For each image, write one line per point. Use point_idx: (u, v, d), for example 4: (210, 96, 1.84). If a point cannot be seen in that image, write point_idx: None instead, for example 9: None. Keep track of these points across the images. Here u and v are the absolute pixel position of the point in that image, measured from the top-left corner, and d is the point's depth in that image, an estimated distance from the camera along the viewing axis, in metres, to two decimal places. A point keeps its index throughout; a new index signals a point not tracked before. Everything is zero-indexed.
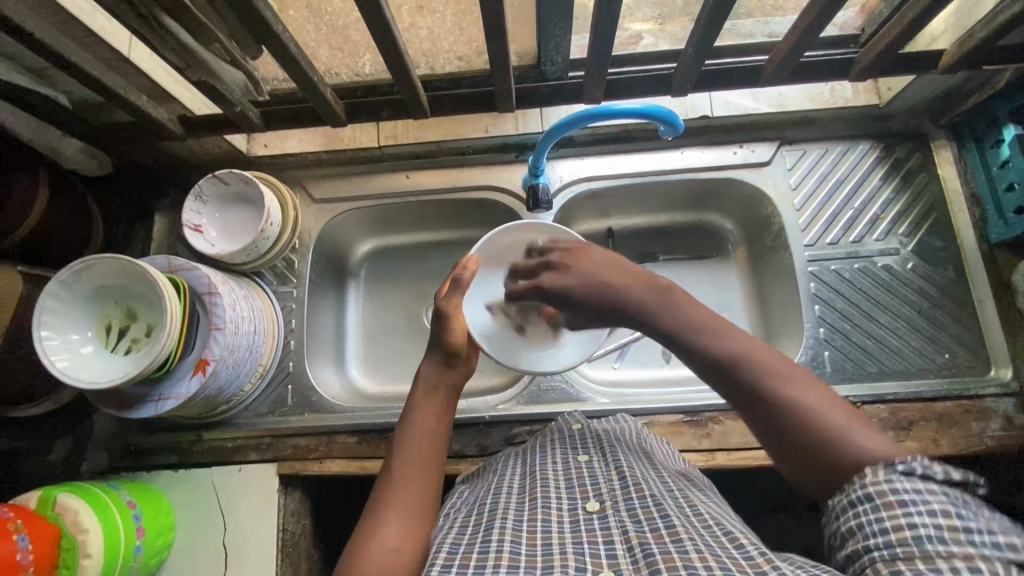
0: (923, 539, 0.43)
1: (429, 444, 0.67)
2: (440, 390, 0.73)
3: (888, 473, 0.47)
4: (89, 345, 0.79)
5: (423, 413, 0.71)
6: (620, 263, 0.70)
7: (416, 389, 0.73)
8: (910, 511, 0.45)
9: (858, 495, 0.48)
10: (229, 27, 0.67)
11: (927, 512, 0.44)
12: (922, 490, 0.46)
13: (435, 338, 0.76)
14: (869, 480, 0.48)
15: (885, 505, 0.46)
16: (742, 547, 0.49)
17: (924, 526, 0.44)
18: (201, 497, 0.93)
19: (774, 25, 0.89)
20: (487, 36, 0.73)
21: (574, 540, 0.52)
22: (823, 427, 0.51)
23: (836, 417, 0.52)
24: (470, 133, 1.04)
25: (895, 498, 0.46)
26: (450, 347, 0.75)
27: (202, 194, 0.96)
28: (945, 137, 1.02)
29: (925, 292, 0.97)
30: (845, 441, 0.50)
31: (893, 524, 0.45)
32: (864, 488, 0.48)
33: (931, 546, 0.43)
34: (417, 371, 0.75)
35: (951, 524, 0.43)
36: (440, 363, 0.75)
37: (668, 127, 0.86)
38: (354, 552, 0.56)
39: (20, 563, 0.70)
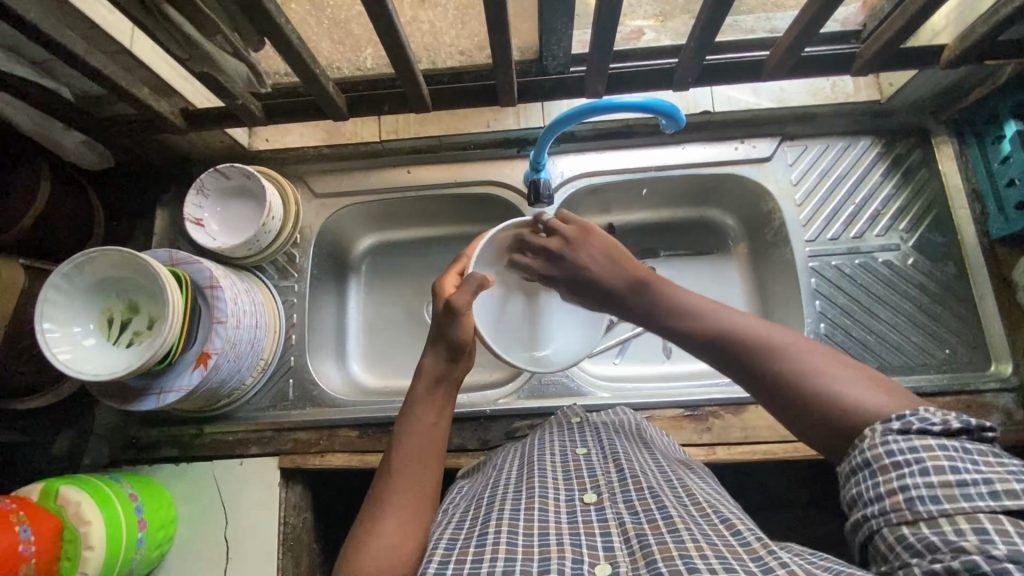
0: (916, 501, 0.44)
1: (429, 437, 0.67)
2: (441, 386, 0.71)
3: (885, 434, 0.47)
4: (91, 337, 0.79)
5: (424, 407, 0.69)
6: (618, 249, 0.72)
7: (417, 383, 0.70)
8: (906, 474, 0.45)
9: (856, 461, 0.48)
10: (232, 19, 0.67)
11: (921, 472, 0.44)
12: (916, 447, 0.45)
13: (441, 331, 0.72)
14: (867, 445, 0.47)
15: (880, 470, 0.46)
16: (738, 534, 0.49)
17: (918, 488, 0.44)
18: (202, 491, 0.93)
19: (776, 20, 0.88)
20: (489, 29, 0.73)
21: (572, 531, 0.52)
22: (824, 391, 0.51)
23: (837, 379, 0.52)
24: (471, 128, 1.04)
25: (891, 461, 0.46)
26: (457, 343, 0.71)
27: (203, 187, 0.96)
28: (945, 133, 1.02)
29: (925, 287, 0.97)
30: (848, 401, 0.50)
31: (888, 489, 0.46)
32: (863, 454, 0.47)
33: (927, 508, 0.44)
34: (419, 363, 0.72)
35: (945, 481, 0.44)
36: (445, 359, 0.71)
37: (670, 120, 0.86)
38: (352, 549, 0.57)
39: (22, 554, 0.70)
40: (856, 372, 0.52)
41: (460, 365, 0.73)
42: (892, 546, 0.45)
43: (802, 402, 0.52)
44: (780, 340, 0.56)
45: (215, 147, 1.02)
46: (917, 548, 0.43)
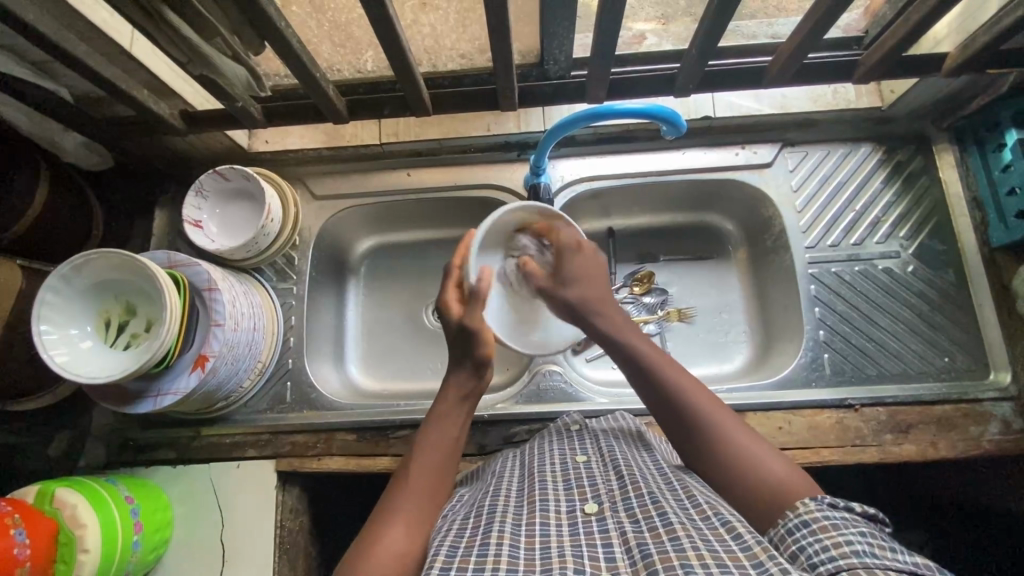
0: (859, 551, 0.46)
1: (448, 453, 0.68)
2: (466, 402, 0.73)
3: (819, 504, 0.51)
4: (88, 341, 0.79)
5: (445, 423, 0.70)
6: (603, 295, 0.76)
7: (444, 395, 0.73)
8: (845, 531, 0.48)
9: (795, 523, 0.51)
10: (233, 23, 0.67)
11: (859, 533, 0.47)
12: (846, 518, 0.50)
13: (463, 349, 0.75)
14: (805, 510, 0.51)
15: (821, 528, 0.49)
16: (739, 537, 0.48)
17: (859, 543, 0.46)
18: (199, 493, 0.93)
19: (778, 26, 0.89)
20: (491, 34, 0.73)
21: (573, 543, 0.52)
22: (750, 463, 0.58)
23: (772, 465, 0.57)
24: (471, 132, 1.04)
25: (829, 522, 0.49)
26: (481, 359, 0.75)
27: (203, 189, 0.95)
28: (946, 141, 1.02)
29: (925, 295, 0.97)
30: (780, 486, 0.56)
31: (832, 542, 0.47)
32: (801, 516, 0.51)
33: (868, 558, 0.45)
34: (444, 380, 0.75)
35: (878, 543, 0.47)
36: (471, 375, 0.74)
37: (671, 127, 0.86)
38: (362, 547, 0.57)
39: (16, 558, 0.70)
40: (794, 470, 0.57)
41: (482, 381, 0.76)
42: None
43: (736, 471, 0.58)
44: (718, 409, 0.63)
45: (215, 148, 1.02)
46: None
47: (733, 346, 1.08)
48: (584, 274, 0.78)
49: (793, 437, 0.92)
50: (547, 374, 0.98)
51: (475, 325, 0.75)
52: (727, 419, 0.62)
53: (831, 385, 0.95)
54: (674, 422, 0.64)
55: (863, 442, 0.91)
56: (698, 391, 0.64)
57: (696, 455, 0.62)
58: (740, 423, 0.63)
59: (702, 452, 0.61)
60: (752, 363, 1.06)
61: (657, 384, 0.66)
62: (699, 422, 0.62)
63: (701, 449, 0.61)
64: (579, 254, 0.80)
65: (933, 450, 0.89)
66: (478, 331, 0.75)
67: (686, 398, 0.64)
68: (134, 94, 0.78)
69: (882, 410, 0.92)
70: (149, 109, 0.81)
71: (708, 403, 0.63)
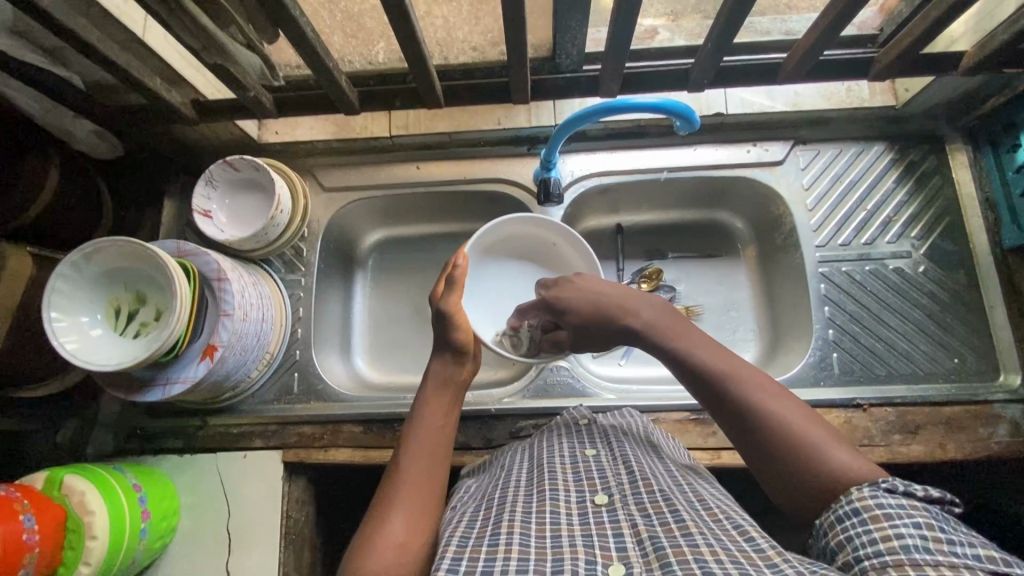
0: (911, 548, 0.45)
1: (440, 436, 0.69)
2: (450, 386, 0.74)
3: (873, 491, 0.50)
4: (97, 328, 0.79)
5: (434, 412, 0.71)
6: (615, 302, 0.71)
7: (428, 383, 0.74)
8: (897, 523, 0.46)
9: (846, 510, 0.50)
10: (247, 10, 0.66)
11: (914, 524, 0.46)
12: (903, 505, 0.48)
13: (441, 338, 0.76)
14: (856, 497, 0.50)
15: (872, 518, 0.48)
16: (752, 540, 0.48)
17: (910, 536, 0.45)
18: (206, 483, 0.93)
19: (791, 22, 0.88)
20: (506, 27, 0.72)
21: (584, 533, 0.52)
22: (804, 444, 0.56)
23: (829, 447, 0.55)
24: (482, 125, 1.03)
25: (882, 511, 0.48)
26: (458, 345, 0.76)
27: (212, 178, 0.95)
28: (960, 141, 1.01)
29: (936, 295, 0.97)
30: (840, 468, 0.54)
31: (881, 535, 0.46)
32: (852, 503, 0.50)
33: (917, 554, 0.44)
34: (428, 368, 0.76)
35: (934, 535, 0.45)
36: (451, 362, 0.76)
37: (685, 122, 0.86)
38: (367, 539, 0.57)
39: (26, 543, 0.70)
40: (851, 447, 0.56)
41: (466, 367, 0.77)
42: None
43: (794, 459, 0.56)
44: (768, 390, 0.60)
45: (225, 138, 1.02)
46: None
47: (739, 344, 1.08)
48: (585, 297, 0.74)
49: None
50: (554, 369, 0.98)
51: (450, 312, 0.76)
52: (781, 400, 0.59)
53: (839, 384, 0.94)
54: (722, 411, 0.61)
55: (872, 442, 0.90)
56: (747, 373, 0.61)
57: (742, 440, 0.60)
58: (792, 400, 0.60)
59: (750, 438, 0.59)
60: (759, 362, 1.06)
61: (697, 372, 0.63)
62: (746, 406, 0.59)
63: (751, 430, 0.59)
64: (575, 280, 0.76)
65: (941, 451, 0.88)
66: (450, 314, 0.76)
67: (730, 388, 0.61)
68: (146, 83, 0.78)
69: (890, 410, 0.92)
70: (160, 98, 0.81)
71: (757, 387, 0.60)
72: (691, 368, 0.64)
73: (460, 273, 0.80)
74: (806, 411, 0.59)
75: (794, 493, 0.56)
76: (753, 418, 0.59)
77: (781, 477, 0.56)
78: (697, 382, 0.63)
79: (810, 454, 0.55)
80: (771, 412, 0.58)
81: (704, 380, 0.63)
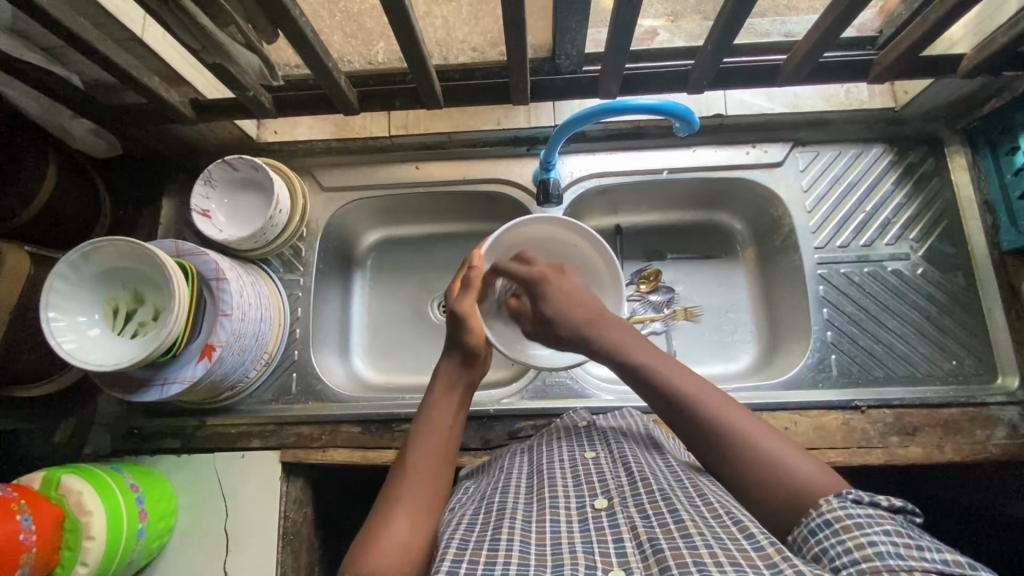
0: (885, 554, 0.45)
1: (443, 435, 0.68)
2: (452, 387, 0.74)
3: (842, 500, 0.50)
4: (96, 328, 0.79)
5: (433, 409, 0.71)
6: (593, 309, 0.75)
7: (433, 384, 0.74)
8: (869, 531, 0.47)
9: (817, 522, 0.49)
10: (246, 9, 0.66)
11: (885, 532, 0.46)
12: (871, 514, 0.48)
13: (452, 339, 0.76)
14: (827, 508, 0.50)
15: (844, 528, 0.47)
16: (751, 537, 0.48)
17: (883, 544, 0.45)
18: (203, 483, 0.93)
19: (791, 24, 0.88)
20: (506, 28, 0.72)
21: (583, 539, 0.51)
22: (767, 460, 0.56)
23: (792, 462, 0.55)
24: (482, 125, 1.03)
25: (853, 520, 0.48)
26: (470, 348, 0.76)
27: (211, 178, 0.95)
28: (959, 143, 1.01)
29: (934, 298, 0.97)
30: (805, 481, 0.54)
31: (855, 543, 0.46)
32: (823, 515, 0.49)
33: (892, 561, 0.44)
34: (435, 370, 0.76)
35: (904, 542, 0.46)
36: (459, 366, 0.76)
37: (684, 123, 0.86)
38: (368, 538, 0.57)
39: (22, 543, 0.69)
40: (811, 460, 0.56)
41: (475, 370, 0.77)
42: None
43: (759, 474, 0.55)
44: (729, 407, 0.60)
45: (223, 138, 1.02)
46: None
47: (738, 345, 1.08)
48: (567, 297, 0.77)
49: (799, 437, 0.91)
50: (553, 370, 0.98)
51: (465, 313, 0.77)
52: (741, 415, 0.60)
53: (837, 386, 0.94)
54: (685, 427, 0.61)
55: (869, 444, 0.90)
56: (707, 389, 0.62)
57: (706, 457, 0.59)
58: (751, 414, 0.60)
59: (715, 453, 0.58)
60: (758, 363, 1.06)
61: (658, 388, 0.63)
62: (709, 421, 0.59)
63: (715, 447, 0.58)
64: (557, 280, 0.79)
65: (939, 454, 0.88)
66: (465, 317, 0.77)
67: (692, 404, 0.61)
68: (145, 82, 0.78)
69: (888, 412, 0.92)
70: (160, 97, 0.81)
71: (718, 403, 0.60)
72: (653, 383, 0.64)
73: (475, 275, 0.80)
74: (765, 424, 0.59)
75: (760, 508, 0.55)
76: (716, 434, 0.58)
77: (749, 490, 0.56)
78: (659, 397, 0.63)
79: (773, 468, 0.55)
80: (732, 427, 0.58)
81: (664, 395, 0.63)
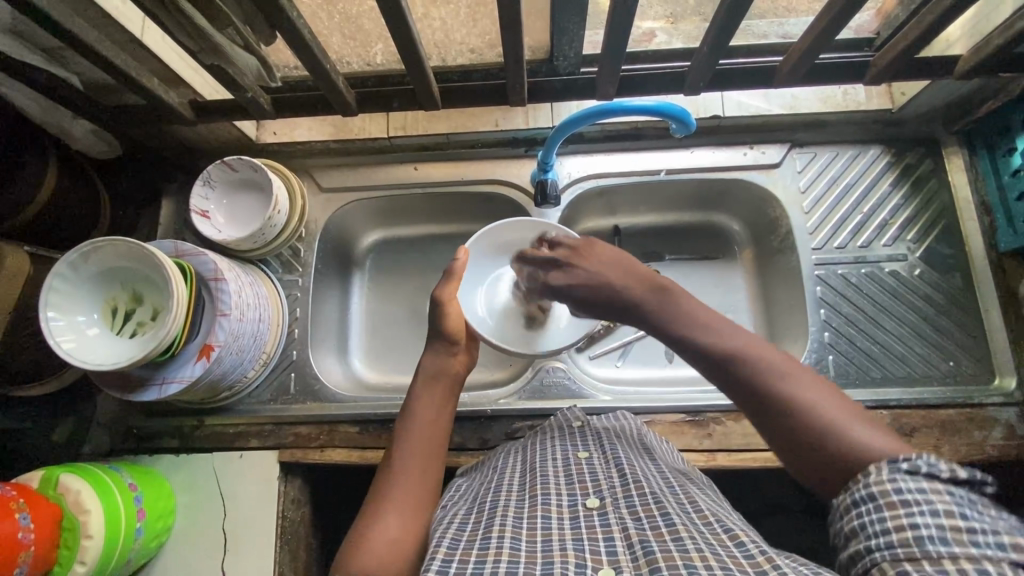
0: (926, 540, 0.43)
1: (434, 433, 0.68)
2: (446, 384, 0.74)
3: (893, 471, 0.46)
4: (94, 327, 0.79)
5: (429, 404, 0.71)
6: (636, 273, 0.72)
7: (418, 381, 0.74)
8: (913, 511, 0.44)
9: (861, 495, 0.47)
10: (245, 10, 0.67)
11: (931, 513, 0.43)
12: (924, 490, 0.45)
13: (433, 329, 0.77)
14: (873, 480, 0.47)
15: (888, 506, 0.45)
16: (742, 546, 0.48)
17: (928, 527, 0.43)
18: (200, 482, 0.94)
19: (789, 26, 0.87)
20: (503, 29, 0.73)
21: (575, 536, 0.52)
22: (822, 419, 0.52)
23: (850, 423, 0.51)
24: (480, 127, 1.03)
25: (898, 498, 0.45)
26: (449, 336, 0.76)
27: (209, 178, 0.95)
28: (956, 144, 1.02)
29: (931, 299, 0.97)
30: (861, 443, 0.50)
31: (895, 524, 0.44)
32: (867, 487, 0.47)
33: (933, 548, 0.42)
34: (419, 362, 0.75)
35: (953, 525, 0.43)
36: (442, 354, 0.75)
37: (680, 125, 0.86)
38: (358, 535, 0.57)
39: (21, 542, 0.70)
40: (870, 421, 0.52)
41: (458, 358, 0.77)
42: None
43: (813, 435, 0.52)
44: (786, 367, 0.57)
45: (222, 138, 1.02)
46: None
47: None
48: (602, 273, 0.73)
49: None
50: (550, 370, 0.98)
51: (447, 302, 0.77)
52: (797, 374, 0.56)
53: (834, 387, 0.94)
54: (737, 387, 0.58)
55: None
56: (761, 349, 0.58)
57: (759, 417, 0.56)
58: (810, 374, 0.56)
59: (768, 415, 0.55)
60: None
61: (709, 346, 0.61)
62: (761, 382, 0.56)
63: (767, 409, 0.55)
64: (586, 258, 0.76)
65: (936, 454, 0.88)
66: (445, 304, 0.77)
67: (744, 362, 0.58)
68: (144, 84, 0.78)
69: (886, 413, 0.92)
70: (159, 98, 0.82)
71: (773, 362, 0.57)
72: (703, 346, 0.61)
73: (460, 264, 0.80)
74: (829, 387, 0.55)
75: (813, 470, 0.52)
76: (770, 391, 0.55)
77: (803, 455, 0.52)
78: (709, 357, 0.60)
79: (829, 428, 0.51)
80: (785, 387, 0.55)
81: (719, 358, 0.59)
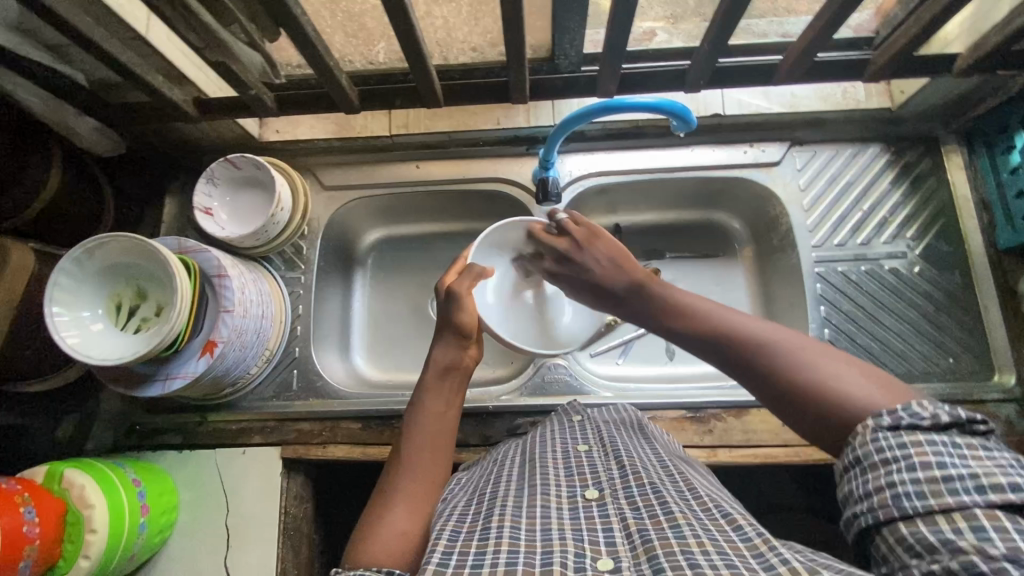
0: (903, 497, 0.43)
1: (439, 425, 0.69)
2: (452, 375, 0.73)
3: (874, 428, 0.46)
4: (98, 323, 0.80)
5: (433, 396, 0.71)
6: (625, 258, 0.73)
7: (427, 371, 0.73)
8: (891, 469, 0.44)
9: (848, 459, 0.47)
10: (249, 8, 0.67)
11: (909, 467, 0.44)
12: (903, 443, 0.45)
13: (446, 320, 0.76)
14: (857, 442, 0.47)
15: (870, 466, 0.45)
16: (740, 530, 0.49)
17: (907, 482, 0.43)
18: (203, 478, 0.94)
19: (789, 24, 0.89)
20: (505, 27, 0.73)
21: (574, 527, 0.52)
22: (811, 377, 0.52)
23: (839, 376, 0.51)
24: (481, 125, 1.04)
25: (878, 457, 0.45)
26: (462, 327, 0.75)
27: (214, 176, 0.96)
28: (955, 143, 1.02)
29: (931, 296, 0.97)
30: (852, 396, 0.49)
31: (876, 485, 0.45)
32: (854, 451, 0.47)
33: (911, 503, 0.43)
34: (429, 353, 0.75)
35: (930, 476, 0.43)
36: (454, 346, 0.74)
37: (681, 122, 0.86)
38: (366, 527, 0.58)
39: (26, 535, 0.70)
40: (861, 370, 0.51)
41: (468, 352, 0.76)
42: (892, 547, 0.44)
43: (803, 396, 0.51)
44: (771, 331, 0.57)
45: (225, 137, 1.03)
46: (916, 548, 0.42)
47: None
48: (599, 258, 0.74)
49: None
50: (552, 367, 0.98)
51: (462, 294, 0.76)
52: (782, 336, 0.56)
53: None
54: (725, 359, 0.58)
55: None
56: (743, 319, 0.59)
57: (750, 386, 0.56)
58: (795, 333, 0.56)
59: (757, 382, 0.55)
60: None
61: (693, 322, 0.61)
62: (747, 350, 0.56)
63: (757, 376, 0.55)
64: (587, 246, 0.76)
65: None
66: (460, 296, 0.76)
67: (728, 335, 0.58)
68: (150, 81, 0.79)
69: None
70: (163, 96, 0.82)
71: (756, 329, 0.57)
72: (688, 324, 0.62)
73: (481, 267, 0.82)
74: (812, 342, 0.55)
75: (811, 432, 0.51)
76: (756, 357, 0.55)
77: (811, 421, 0.51)
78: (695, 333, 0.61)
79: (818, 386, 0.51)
80: (769, 351, 0.55)
81: (705, 334, 0.60)
